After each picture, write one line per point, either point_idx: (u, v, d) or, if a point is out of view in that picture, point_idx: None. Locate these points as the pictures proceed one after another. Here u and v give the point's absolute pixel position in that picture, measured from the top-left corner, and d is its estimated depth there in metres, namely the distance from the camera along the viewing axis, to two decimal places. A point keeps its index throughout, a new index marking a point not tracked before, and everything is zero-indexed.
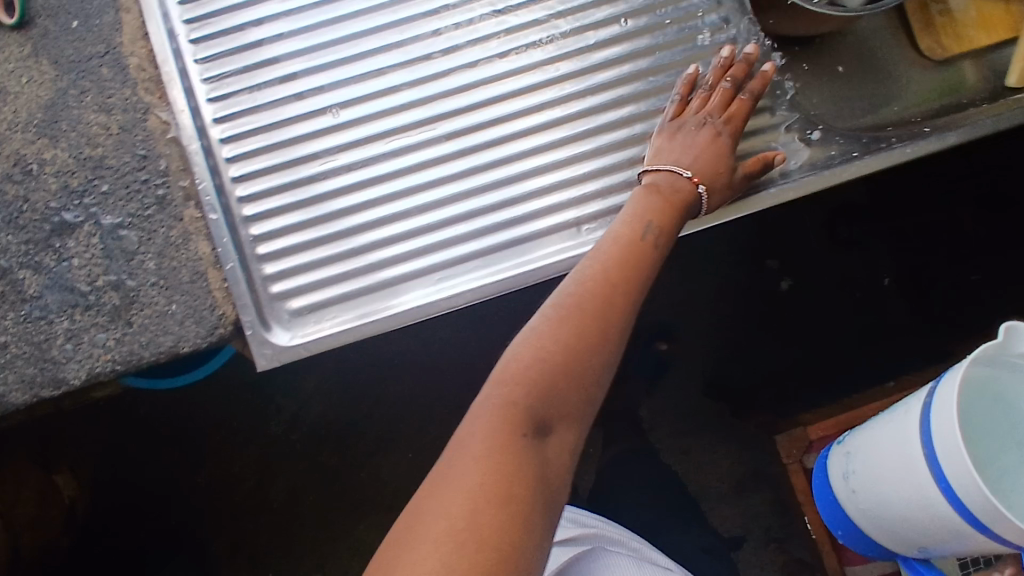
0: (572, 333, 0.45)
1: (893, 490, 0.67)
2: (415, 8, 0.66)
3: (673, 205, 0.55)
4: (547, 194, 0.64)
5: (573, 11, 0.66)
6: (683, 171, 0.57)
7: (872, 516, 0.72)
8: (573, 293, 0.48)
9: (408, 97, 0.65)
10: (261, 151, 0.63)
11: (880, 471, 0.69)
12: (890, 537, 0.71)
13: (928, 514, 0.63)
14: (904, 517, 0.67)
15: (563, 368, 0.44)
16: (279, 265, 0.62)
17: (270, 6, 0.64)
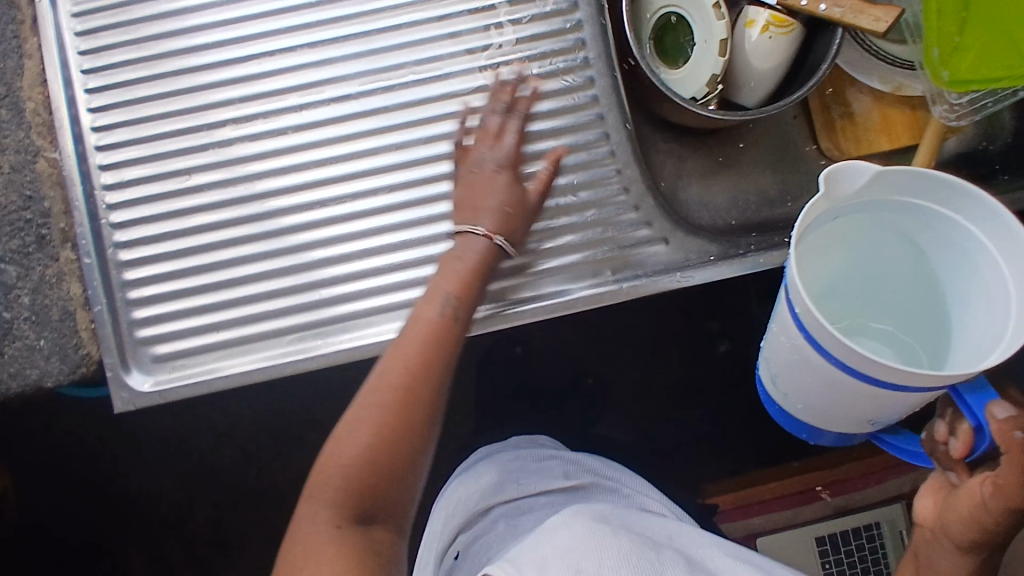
0: (388, 416, 0.52)
1: (814, 383, 0.55)
2: (318, 74, 0.68)
3: (456, 277, 0.59)
4: (461, 256, 0.66)
5: (461, 91, 0.68)
6: (479, 228, 0.60)
7: (814, 414, 0.60)
8: (385, 390, 0.54)
9: (294, 162, 0.67)
10: (146, 200, 0.66)
11: (788, 371, 0.57)
12: (840, 424, 0.59)
13: (843, 392, 0.52)
14: (839, 407, 0.56)
15: (380, 454, 0.51)
16: (148, 310, 0.65)
17: (170, 64, 0.67)
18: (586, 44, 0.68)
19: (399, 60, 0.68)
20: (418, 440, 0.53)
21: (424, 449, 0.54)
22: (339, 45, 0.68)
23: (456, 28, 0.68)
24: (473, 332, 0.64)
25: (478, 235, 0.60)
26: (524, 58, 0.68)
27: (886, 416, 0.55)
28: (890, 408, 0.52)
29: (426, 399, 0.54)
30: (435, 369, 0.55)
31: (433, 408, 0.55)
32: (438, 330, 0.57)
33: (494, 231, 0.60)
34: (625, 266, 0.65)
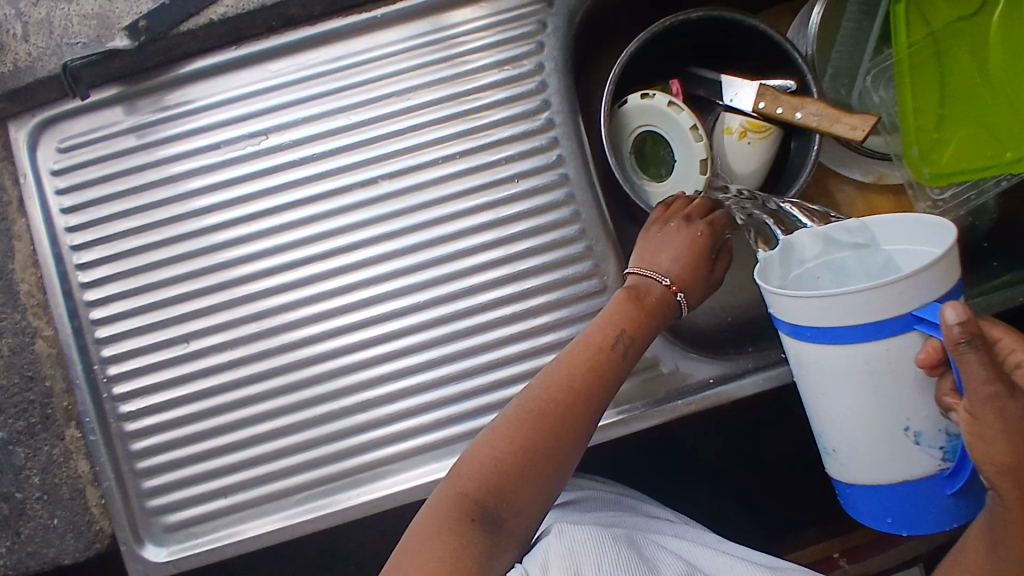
0: (540, 427, 0.55)
1: (836, 399, 0.56)
2: (302, 230, 0.66)
3: (631, 312, 0.60)
4: (463, 399, 0.65)
5: (451, 235, 0.66)
6: (662, 278, 0.61)
7: (865, 461, 0.58)
8: (533, 398, 0.56)
9: (287, 319, 0.65)
10: (143, 370, 0.65)
11: (817, 408, 0.58)
12: (897, 461, 0.56)
13: (853, 386, 0.54)
14: (871, 423, 0.55)
15: (521, 457, 0.54)
16: (156, 480, 0.65)
17: (156, 232, 0.67)
18: (568, 177, 0.67)
19: (387, 207, 0.66)
20: (561, 446, 0.55)
21: (571, 459, 0.56)
22: (324, 199, 0.66)
23: (442, 170, 0.67)
24: (413, 476, 0.64)
25: (661, 283, 0.61)
26: (511, 196, 0.67)
27: (923, 408, 0.54)
28: (904, 385, 0.53)
29: (583, 415, 0.56)
30: (575, 379, 0.57)
31: (578, 435, 0.56)
32: (601, 364, 0.58)
33: (677, 284, 0.61)
34: (638, 395, 0.69)
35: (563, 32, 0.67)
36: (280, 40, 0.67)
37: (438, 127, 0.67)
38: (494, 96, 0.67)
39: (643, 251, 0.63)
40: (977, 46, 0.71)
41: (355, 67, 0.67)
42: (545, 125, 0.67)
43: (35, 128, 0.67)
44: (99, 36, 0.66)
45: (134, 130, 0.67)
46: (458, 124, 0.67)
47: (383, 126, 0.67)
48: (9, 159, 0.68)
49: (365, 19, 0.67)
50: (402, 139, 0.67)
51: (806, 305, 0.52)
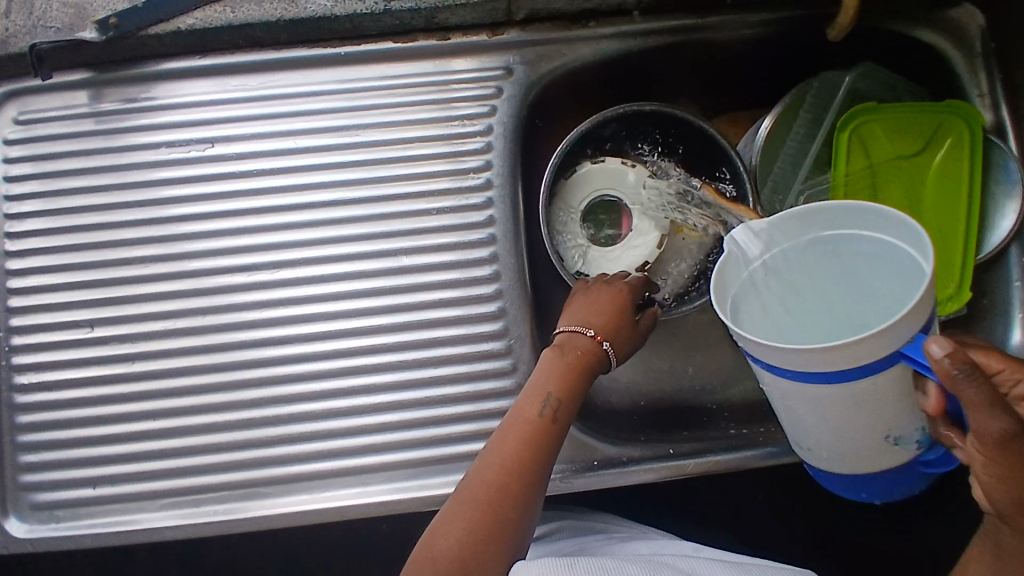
0: (479, 505, 0.51)
1: (811, 417, 0.52)
2: (229, 241, 0.68)
3: (561, 370, 0.59)
4: (349, 433, 0.66)
5: (371, 271, 0.68)
6: (586, 329, 0.61)
7: (843, 462, 0.56)
8: (470, 483, 0.53)
9: (197, 323, 0.67)
10: (47, 347, 0.67)
11: (796, 419, 0.55)
12: (877, 461, 0.55)
13: (843, 412, 0.50)
14: (855, 434, 0.53)
15: (466, 547, 0.49)
16: (35, 455, 0.66)
17: (90, 216, 0.68)
18: (496, 238, 0.69)
19: (317, 234, 0.68)
20: (506, 526, 0.51)
21: (520, 538, 0.51)
22: (258, 215, 0.68)
23: (376, 208, 0.69)
24: (284, 501, 0.65)
25: (585, 334, 0.61)
26: (437, 245, 0.69)
27: (903, 420, 0.52)
28: (890, 405, 0.50)
29: (526, 490, 0.53)
30: (514, 451, 0.54)
31: (517, 526, 0.51)
32: (541, 432, 0.56)
33: (602, 334, 0.61)
34: None
35: (516, 101, 0.70)
36: (247, 58, 0.70)
37: (381, 167, 0.69)
38: (440, 148, 0.70)
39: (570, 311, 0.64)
40: (910, 184, 0.72)
41: (313, 96, 0.70)
42: (484, 185, 0.70)
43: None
44: (72, 26, 0.69)
45: (90, 116, 0.70)
46: (400, 168, 0.69)
47: (329, 156, 0.69)
48: None
49: (331, 54, 0.70)
50: (345, 172, 0.69)
51: (800, 355, 0.46)
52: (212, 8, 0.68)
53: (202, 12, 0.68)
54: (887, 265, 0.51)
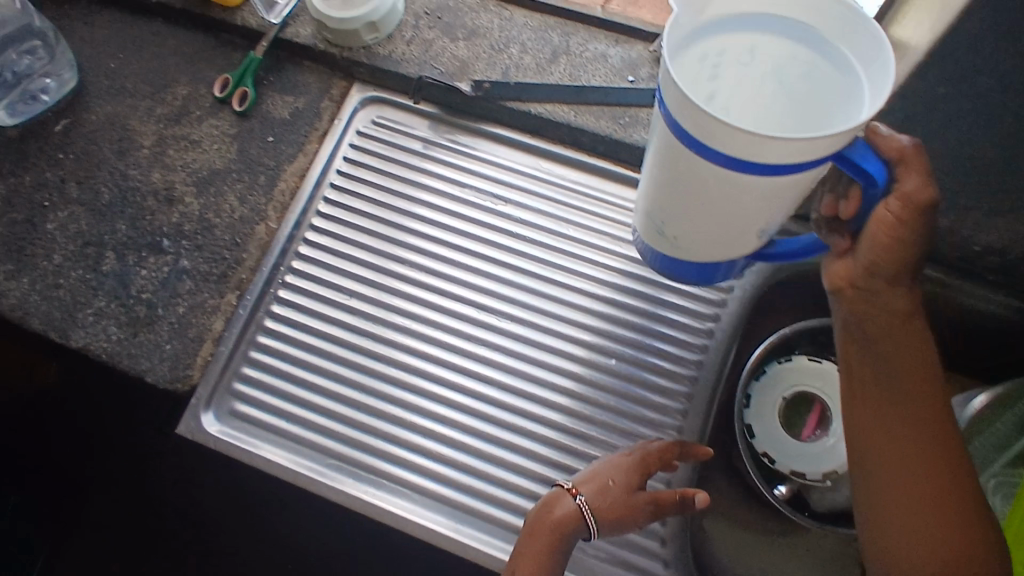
0: None
1: (662, 176, 0.49)
2: (482, 282, 0.79)
3: (531, 535, 0.63)
4: (499, 483, 0.72)
5: (581, 360, 0.76)
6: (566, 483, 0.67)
7: (709, 241, 0.53)
8: None
9: (427, 333, 0.77)
10: (311, 294, 0.78)
11: (703, 219, 0.50)
12: (732, 241, 0.52)
13: (747, 194, 0.45)
14: (710, 221, 0.50)
15: None
16: (257, 372, 0.76)
17: (389, 213, 0.81)
18: (697, 381, 0.76)
19: (550, 307, 0.78)
20: None
21: None
22: (514, 273, 0.79)
23: (607, 309, 0.78)
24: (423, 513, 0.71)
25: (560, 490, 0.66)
26: (644, 363, 0.76)
27: (779, 217, 0.50)
28: (776, 204, 0.47)
29: None
30: None
31: None
32: None
33: (574, 487, 0.66)
34: None
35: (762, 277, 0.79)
36: (564, 153, 0.83)
37: (626, 279, 0.79)
38: (682, 291, 0.79)
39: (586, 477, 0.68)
40: None
41: (598, 200, 0.82)
42: (705, 331, 0.77)
43: (369, 97, 0.85)
44: (453, 74, 0.82)
45: (425, 140, 0.84)
46: (642, 287, 0.79)
47: (590, 252, 0.80)
48: (337, 103, 0.85)
49: (629, 176, 0.82)
50: (596, 269, 0.79)
51: (791, 149, 0.40)
52: (561, 106, 0.81)
53: (552, 106, 0.81)
54: (817, 92, 0.46)
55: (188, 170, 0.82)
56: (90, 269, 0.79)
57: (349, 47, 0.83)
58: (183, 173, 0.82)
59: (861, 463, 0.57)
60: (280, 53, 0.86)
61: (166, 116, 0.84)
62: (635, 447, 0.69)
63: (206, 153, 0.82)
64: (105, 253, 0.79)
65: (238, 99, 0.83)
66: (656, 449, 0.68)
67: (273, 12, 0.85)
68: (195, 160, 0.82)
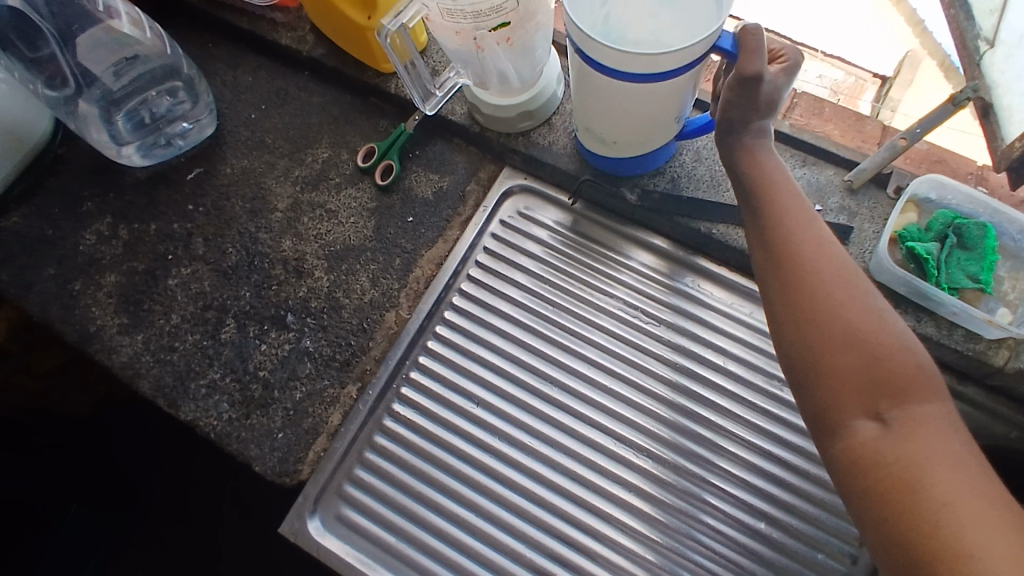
0: None
1: (598, 98, 0.62)
2: (623, 408, 0.72)
3: None
4: None
5: (724, 514, 0.69)
6: None
7: (668, 127, 0.66)
8: None
9: (561, 460, 0.70)
10: (436, 393, 0.73)
11: (660, 116, 0.63)
12: (666, 128, 0.67)
13: (662, 94, 0.59)
14: (647, 116, 0.63)
15: None
16: (369, 475, 0.70)
17: (528, 314, 0.75)
18: (855, 562, 0.68)
19: (698, 451, 0.71)
20: None
21: None
22: (658, 401, 0.72)
23: (758, 460, 0.71)
24: None
25: None
26: (796, 529, 0.69)
27: (680, 110, 0.64)
28: (682, 95, 0.61)
29: None
30: None
31: None
32: None
33: None
34: None
35: None
36: (727, 274, 0.77)
37: (784, 428, 0.71)
38: None
39: None
40: None
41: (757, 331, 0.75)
42: None
43: (517, 185, 0.80)
44: (616, 176, 0.77)
45: (548, 246, 0.78)
46: (804, 441, 0.71)
47: (745, 391, 0.73)
48: (483, 188, 0.80)
49: None
50: (751, 413, 0.72)
51: (679, 53, 0.53)
52: (733, 225, 0.75)
53: (726, 226, 0.75)
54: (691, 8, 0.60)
55: (320, 242, 0.77)
56: (206, 335, 0.74)
57: (507, 132, 0.79)
58: (315, 244, 0.77)
59: (786, 358, 0.52)
60: (430, 127, 0.82)
61: (306, 180, 0.80)
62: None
63: (340, 226, 0.78)
64: (225, 319, 0.75)
65: (381, 172, 0.79)
66: None
67: (428, 101, 0.76)
68: (329, 231, 0.78)
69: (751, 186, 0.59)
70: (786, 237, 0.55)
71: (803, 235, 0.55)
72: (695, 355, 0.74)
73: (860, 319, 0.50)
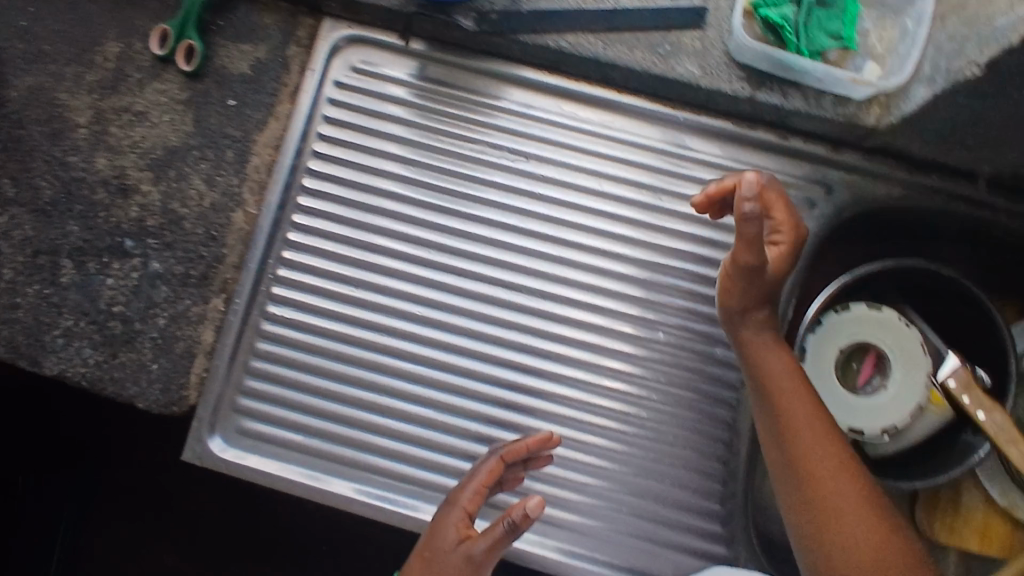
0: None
1: None
2: (505, 255, 0.69)
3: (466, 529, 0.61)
4: (544, 476, 0.67)
5: (621, 334, 0.69)
6: (473, 489, 0.62)
7: None
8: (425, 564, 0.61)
9: (454, 321, 0.68)
10: (310, 286, 0.68)
11: None
12: None
13: None
14: None
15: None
16: (262, 384, 0.67)
17: (388, 180, 0.69)
18: None
19: (588, 280, 0.69)
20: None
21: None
22: (540, 239, 0.69)
23: (648, 275, 0.69)
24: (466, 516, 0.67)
25: (467, 497, 0.62)
26: (693, 332, 0.69)
27: None
28: None
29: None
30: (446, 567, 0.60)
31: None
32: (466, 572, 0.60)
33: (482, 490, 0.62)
34: None
35: (823, 224, 0.70)
36: (590, 89, 0.71)
37: (669, 238, 0.70)
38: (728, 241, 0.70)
39: (478, 471, 0.63)
40: None
41: (628, 144, 0.71)
42: None
43: (344, 38, 0.71)
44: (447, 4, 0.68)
45: (393, 102, 0.70)
46: (690, 245, 0.69)
47: (626, 210, 0.70)
48: (306, 49, 0.71)
49: (661, 113, 0.71)
50: (636, 230, 0.70)
51: None
52: (584, 33, 0.67)
53: (576, 35, 0.67)
54: None
55: (139, 151, 0.69)
56: (41, 282, 0.67)
57: None
58: (134, 155, 0.68)
59: (793, 504, 0.57)
60: None
61: (103, 86, 0.70)
62: (470, 469, 0.64)
63: (155, 127, 0.69)
64: (60, 261, 0.67)
65: (184, 57, 0.69)
66: (501, 453, 0.63)
67: None
68: (143, 136, 0.69)
69: (749, 300, 0.59)
70: (772, 374, 0.59)
71: (786, 370, 0.59)
72: (570, 184, 0.70)
73: (828, 457, 0.56)
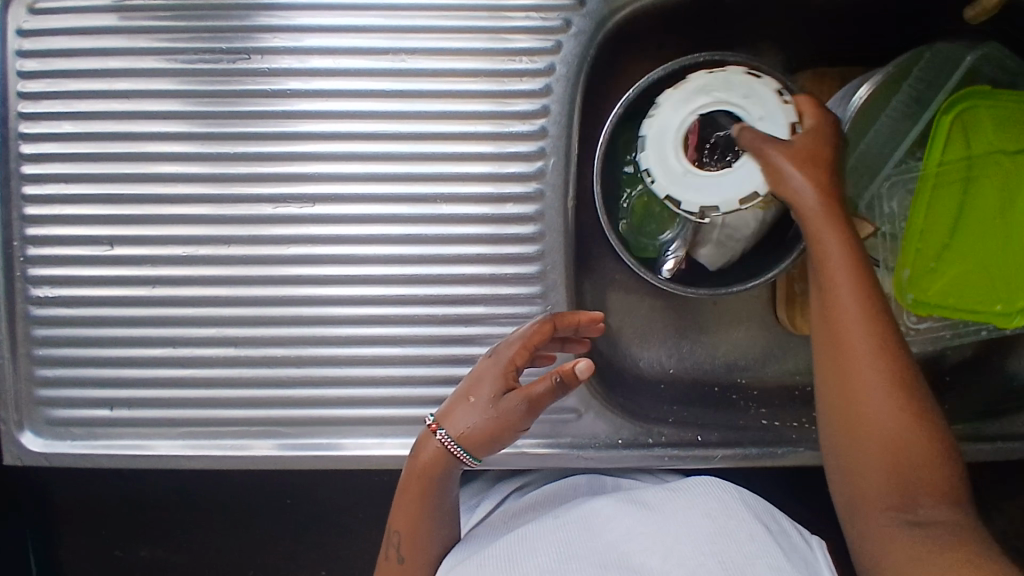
0: (482, 432, 0.55)
1: None
2: (253, 170, 0.63)
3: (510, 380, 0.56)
4: (363, 381, 0.65)
5: (399, 217, 0.64)
6: (528, 345, 0.58)
7: None
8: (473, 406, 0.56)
9: (222, 253, 0.64)
10: (63, 260, 0.64)
11: None
12: None
13: None
14: None
15: (476, 434, 0.55)
16: (52, 371, 0.65)
17: (106, 126, 0.63)
18: (543, 194, 0.64)
19: (348, 170, 0.63)
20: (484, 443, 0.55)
21: (494, 447, 0.56)
22: (285, 141, 0.63)
23: (411, 148, 0.63)
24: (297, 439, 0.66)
25: (516, 353, 0.58)
26: (473, 195, 0.64)
27: None
28: None
29: (490, 433, 0.55)
30: (490, 410, 0.55)
31: (484, 441, 0.55)
32: (504, 416, 0.55)
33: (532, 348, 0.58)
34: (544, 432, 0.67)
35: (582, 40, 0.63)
36: None
37: (423, 100, 0.63)
38: (485, 87, 0.63)
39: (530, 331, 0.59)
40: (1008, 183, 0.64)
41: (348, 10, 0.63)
42: (537, 132, 0.64)
43: None
44: None
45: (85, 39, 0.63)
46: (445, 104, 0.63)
47: (367, 84, 0.63)
48: None
49: None
50: (386, 101, 0.63)
51: None
52: None
53: None
54: None
55: None
56: None
57: None
58: None
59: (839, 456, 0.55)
60: None
61: None
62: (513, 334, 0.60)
63: None
64: None
65: None
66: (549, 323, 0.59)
67: None
68: None
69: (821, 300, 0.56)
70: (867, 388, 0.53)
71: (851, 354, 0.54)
72: (299, 73, 0.63)
73: (882, 421, 0.53)
